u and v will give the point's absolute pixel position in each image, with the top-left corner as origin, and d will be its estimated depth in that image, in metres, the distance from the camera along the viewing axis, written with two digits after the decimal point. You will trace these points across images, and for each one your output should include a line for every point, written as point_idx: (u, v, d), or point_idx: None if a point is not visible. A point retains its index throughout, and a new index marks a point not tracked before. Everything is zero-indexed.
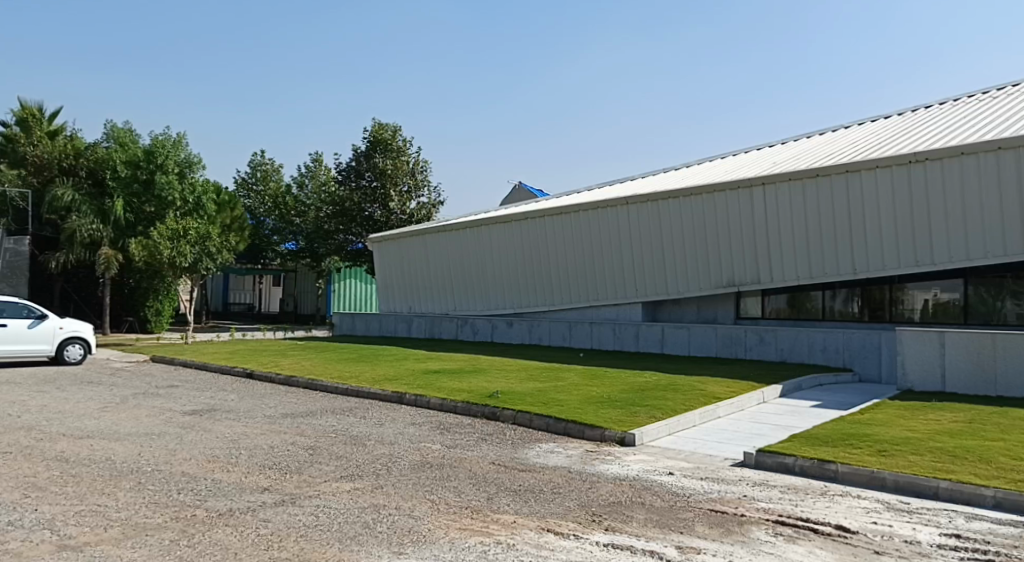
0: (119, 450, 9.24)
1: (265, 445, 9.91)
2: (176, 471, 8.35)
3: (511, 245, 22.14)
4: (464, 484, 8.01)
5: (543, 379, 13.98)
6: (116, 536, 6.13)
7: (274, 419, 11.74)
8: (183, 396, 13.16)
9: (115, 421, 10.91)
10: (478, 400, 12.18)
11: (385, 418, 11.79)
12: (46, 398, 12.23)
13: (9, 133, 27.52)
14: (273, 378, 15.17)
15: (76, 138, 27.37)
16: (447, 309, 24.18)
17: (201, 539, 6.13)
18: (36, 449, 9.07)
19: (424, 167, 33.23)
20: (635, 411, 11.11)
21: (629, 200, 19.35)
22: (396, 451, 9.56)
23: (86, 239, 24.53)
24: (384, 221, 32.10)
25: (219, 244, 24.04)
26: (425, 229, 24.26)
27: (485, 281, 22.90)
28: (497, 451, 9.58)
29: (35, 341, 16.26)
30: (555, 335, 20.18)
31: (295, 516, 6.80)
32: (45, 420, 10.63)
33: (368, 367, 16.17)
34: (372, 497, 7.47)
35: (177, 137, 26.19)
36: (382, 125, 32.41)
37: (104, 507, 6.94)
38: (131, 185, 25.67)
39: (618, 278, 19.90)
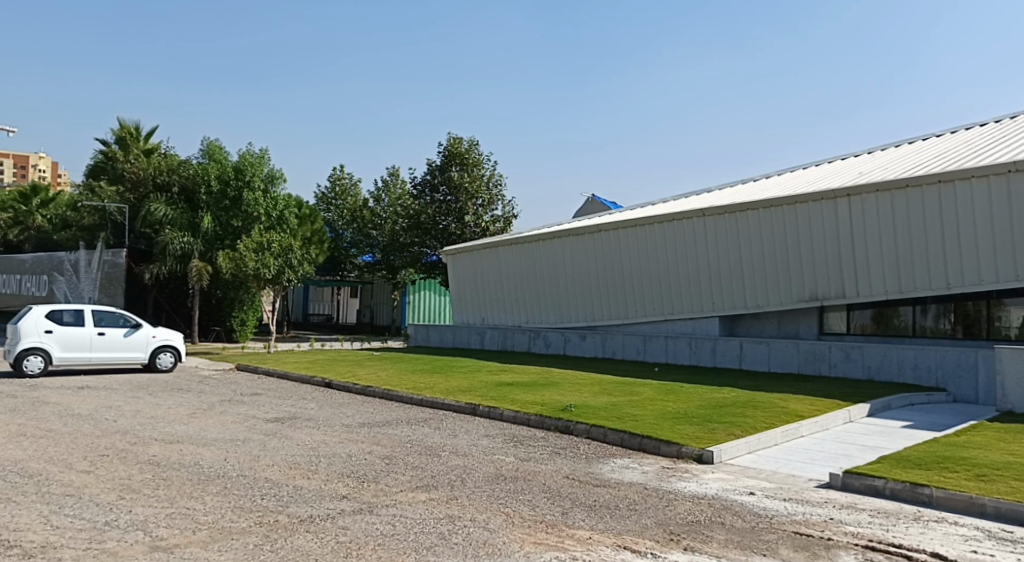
0: (207, 455, 9.62)
1: (343, 453, 10.13)
2: (260, 477, 8.62)
3: (585, 258, 22.05)
4: (539, 497, 7.98)
5: (618, 393, 13.83)
6: (204, 539, 6.36)
7: (352, 427, 11.99)
8: (266, 404, 13.59)
9: (202, 427, 11.35)
10: (551, 414, 12.13)
11: (459, 429, 11.88)
12: (140, 403, 12.83)
13: (112, 152, 29.74)
14: (351, 388, 15.51)
15: (170, 156, 28.64)
16: (520, 321, 24.23)
17: (284, 544, 6.30)
18: (130, 452, 9.52)
19: (499, 180, 33.46)
20: (713, 428, 10.85)
21: (706, 212, 19.01)
22: (470, 463, 9.62)
23: (177, 252, 25.77)
24: (459, 234, 32.56)
25: (301, 256, 24.78)
26: (499, 241, 24.41)
27: (558, 293, 22.86)
28: (572, 465, 9.51)
29: (131, 349, 17.09)
30: (629, 349, 19.96)
31: (373, 525, 6.91)
32: (139, 425, 11.16)
33: (442, 378, 16.34)
34: (447, 508, 7.52)
35: (262, 153, 26.93)
36: (458, 139, 32.76)
37: (192, 510, 7.23)
38: (221, 200, 26.73)
39: (695, 291, 19.54)
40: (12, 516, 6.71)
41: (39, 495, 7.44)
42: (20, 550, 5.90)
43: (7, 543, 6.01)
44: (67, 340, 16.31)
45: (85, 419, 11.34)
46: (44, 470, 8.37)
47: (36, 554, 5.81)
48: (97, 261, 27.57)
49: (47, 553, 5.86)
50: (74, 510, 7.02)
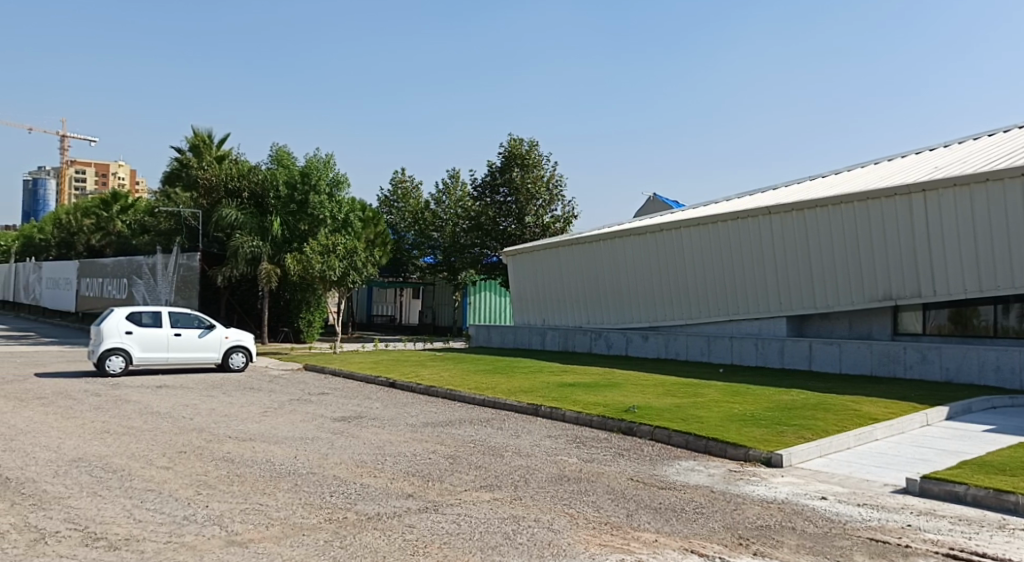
0: (278, 453, 9.89)
1: (408, 452, 10.27)
2: (329, 474, 8.82)
3: (647, 257, 21.84)
4: (603, 499, 7.94)
5: (682, 395, 13.64)
6: (277, 534, 6.54)
7: (416, 427, 12.15)
8: (333, 404, 13.89)
9: (273, 425, 11.69)
10: (614, 415, 12.04)
11: (521, 429, 11.92)
12: (214, 402, 13.28)
13: (186, 159, 31.09)
14: (414, 388, 15.72)
15: (241, 162, 29.57)
16: (581, 321, 24.16)
17: (352, 541, 6.42)
18: (206, 449, 9.86)
19: (559, 180, 33.40)
20: (782, 431, 10.60)
21: (772, 210, 18.62)
22: (534, 463, 9.62)
23: (248, 255, 26.56)
24: (519, 235, 32.67)
25: (365, 258, 25.25)
26: (559, 242, 24.39)
27: (620, 293, 22.70)
28: (636, 467, 9.43)
29: (205, 349, 17.72)
30: (692, 350, 19.65)
31: (438, 524, 6.99)
32: (214, 423, 11.56)
33: (504, 378, 16.40)
34: (512, 508, 7.55)
35: (327, 158, 27.45)
36: (518, 140, 32.81)
37: (265, 506, 7.44)
38: (289, 204, 27.42)
39: (761, 291, 19.13)
40: (98, 510, 7.04)
41: (122, 489, 7.78)
42: (106, 541, 6.17)
43: (94, 535, 6.30)
44: (146, 341, 16.99)
45: (163, 417, 11.80)
46: (126, 465, 8.75)
47: (121, 546, 6.07)
48: (173, 264, 28.63)
49: (130, 545, 6.12)
50: (155, 505, 7.31)
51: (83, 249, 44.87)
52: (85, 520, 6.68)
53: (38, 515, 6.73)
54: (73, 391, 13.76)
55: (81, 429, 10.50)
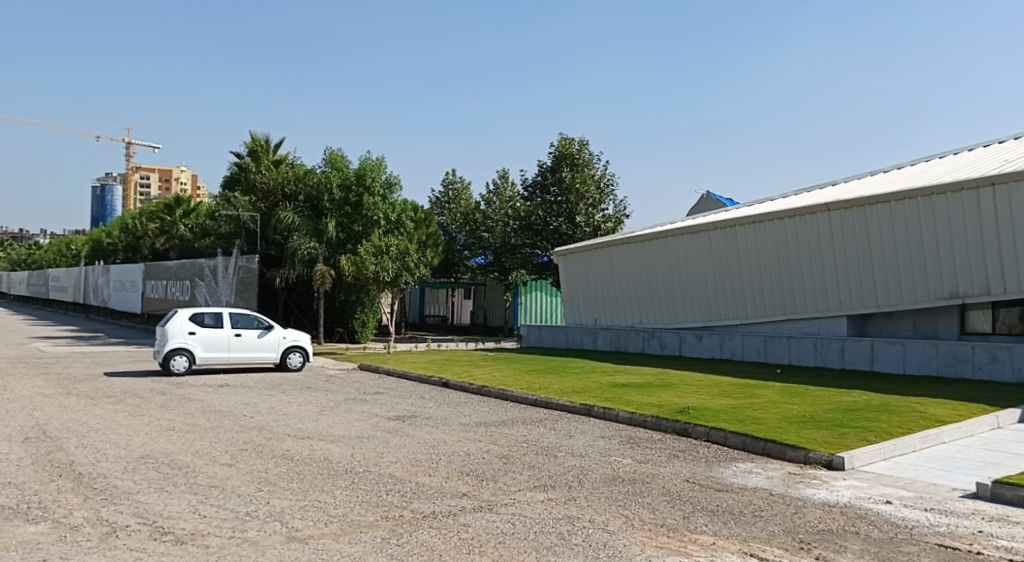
0: (335, 451, 10.07)
1: (462, 452, 10.34)
2: (385, 473, 8.94)
3: (700, 256, 21.55)
4: (659, 501, 7.87)
5: (738, 396, 13.41)
6: (336, 531, 6.67)
7: (469, 426, 12.23)
8: (387, 403, 14.09)
9: (330, 424, 11.91)
10: (668, 416, 11.92)
11: (575, 429, 11.88)
12: (273, 401, 13.59)
13: (246, 164, 31.92)
14: (467, 387, 15.82)
15: (297, 165, 30.24)
16: (633, 321, 23.96)
17: (409, 539, 6.50)
18: (266, 447, 10.11)
19: (610, 179, 33.24)
20: (844, 433, 10.34)
21: (831, 206, 18.18)
22: (587, 464, 9.59)
23: (305, 257, 27.11)
24: (570, 235, 32.60)
25: (417, 259, 25.54)
26: (611, 241, 24.23)
27: (673, 293, 22.45)
28: (692, 469, 9.31)
29: (264, 349, 18.15)
30: (749, 350, 19.28)
31: (493, 523, 7.02)
32: (274, 421, 11.83)
33: (556, 378, 16.37)
34: (566, 509, 7.54)
35: (380, 160, 27.87)
36: (569, 140, 32.70)
37: (324, 503, 7.59)
38: (344, 206, 27.91)
39: (819, 290, 18.69)
40: (165, 505, 7.27)
41: (187, 485, 8.03)
42: (173, 536, 6.37)
43: (162, 529, 6.52)
44: (208, 341, 17.48)
45: (225, 415, 12.13)
46: (191, 462, 9.02)
47: (187, 540, 6.27)
48: (233, 266, 29.33)
49: (196, 540, 6.31)
50: (219, 500, 7.53)
51: (148, 252, 46.46)
52: (153, 515, 6.91)
53: (109, 509, 6.99)
54: (141, 390, 14.25)
55: (148, 426, 10.88)
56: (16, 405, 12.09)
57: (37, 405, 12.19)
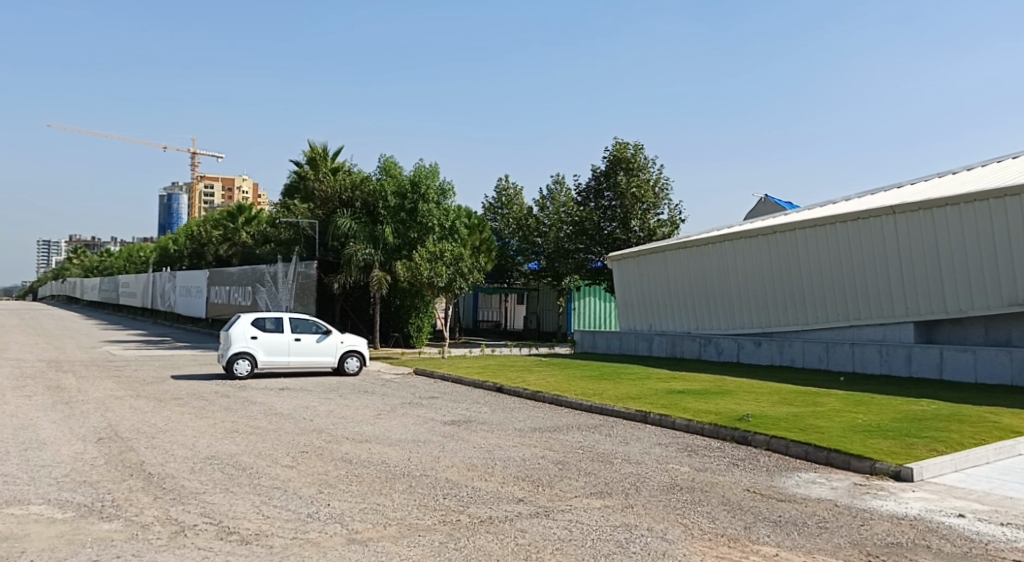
0: (393, 455, 10.20)
1: (517, 457, 10.36)
2: (442, 477, 9.02)
3: (758, 261, 21.17)
4: (719, 510, 7.73)
5: (799, 404, 13.11)
6: (394, 534, 6.75)
7: (524, 432, 12.23)
8: (443, 407, 14.21)
9: (388, 428, 12.09)
10: (726, 423, 11.72)
11: (630, 436, 11.78)
12: (331, 404, 13.86)
13: (305, 172, 32.66)
14: (521, 393, 15.86)
15: (353, 173, 30.70)
16: (689, 327, 23.64)
17: (467, 543, 6.53)
18: (326, 449, 10.31)
19: (665, 184, 32.97)
20: (912, 443, 10.01)
21: (896, 209, 17.66)
22: (644, 471, 9.49)
23: (361, 263, 27.54)
24: (624, 240, 32.38)
25: (471, 265, 25.69)
26: (666, 245, 24.00)
27: (730, 298, 22.09)
28: (752, 478, 9.13)
29: (322, 354, 18.51)
30: (810, 357, 18.81)
31: (550, 529, 7.00)
32: (333, 424, 12.05)
33: (610, 385, 16.26)
34: (624, 516, 7.48)
35: (434, 166, 28.14)
36: (624, 144, 32.55)
37: (382, 505, 7.69)
38: (399, 213, 28.25)
39: (884, 294, 18.17)
40: (230, 505, 7.47)
41: (251, 486, 8.24)
42: (239, 536, 6.54)
43: (227, 529, 6.69)
44: (269, 346, 17.91)
45: (286, 418, 12.41)
46: (254, 463, 9.25)
47: (252, 540, 6.42)
48: (292, 273, 29.96)
49: (261, 540, 6.46)
50: (281, 501, 7.69)
51: (212, 258, 47.87)
52: (219, 515, 7.11)
53: (177, 509, 7.22)
54: (205, 392, 14.70)
55: (213, 428, 11.20)
56: (90, 407, 12.59)
57: (109, 406, 12.67)
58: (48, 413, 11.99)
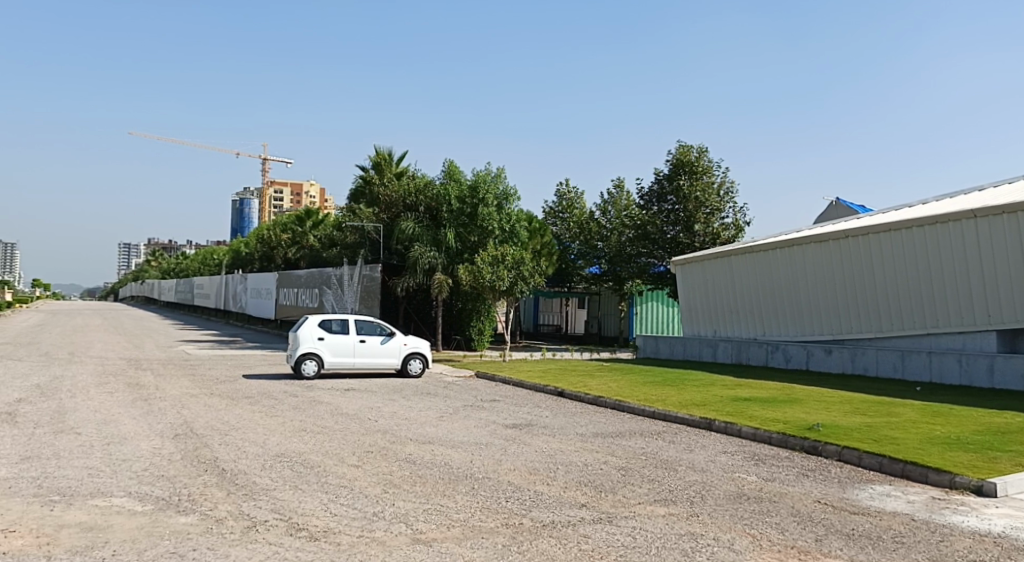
0: (455, 457, 10.27)
1: (579, 462, 10.29)
2: (504, 480, 9.03)
3: (829, 266, 20.59)
4: (788, 521, 7.52)
5: (873, 414, 12.66)
6: (458, 535, 6.79)
7: (586, 437, 12.15)
8: (505, 411, 14.24)
9: (450, 430, 12.18)
10: (795, 432, 11.40)
11: (694, 443, 11.58)
12: (395, 405, 14.05)
13: (370, 177, 33.45)
14: (583, 397, 15.78)
15: (417, 178, 31.10)
16: (756, 333, 23.15)
17: (530, 547, 6.53)
18: (390, 449, 10.45)
19: (730, 188, 32.39)
20: (995, 457, 9.55)
21: (978, 212, 17.00)
22: (709, 480, 9.30)
23: (425, 266, 27.90)
24: (687, 244, 31.87)
25: (532, 268, 25.77)
26: (732, 250, 23.57)
27: (799, 304, 21.54)
28: (822, 489, 8.86)
29: (386, 356, 18.80)
30: (883, 366, 18.15)
31: (613, 535, 6.94)
32: (397, 425, 12.21)
33: (673, 391, 16.01)
34: (689, 525, 7.35)
35: (496, 171, 28.26)
36: (688, 147, 32.12)
37: (446, 507, 7.74)
38: (460, 217, 28.48)
39: (964, 302, 17.45)
40: (300, 502, 7.65)
41: (318, 484, 8.41)
42: (307, 532, 6.68)
43: (296, 525, 6.84)
44: (335, 347, 18.28)
45: (352, 418, 12.62)
46: (321, 462, 9.46)
47: (320, 537, 6.55)
48: (358, 275, 30.55)
49: (328, 537, 6.58)
50: (348, 500, 7.83)
51: (281, 261, 49.27)
52: (289, 511, 7.28)
53: (249, 504, 7.42)
54: (274, 392, 15.10)
55: (282, 426, 11.49)
56: (167, 404, 13.09)
57: (185, 404, 13.14)
58: (129, 409, 12.51)
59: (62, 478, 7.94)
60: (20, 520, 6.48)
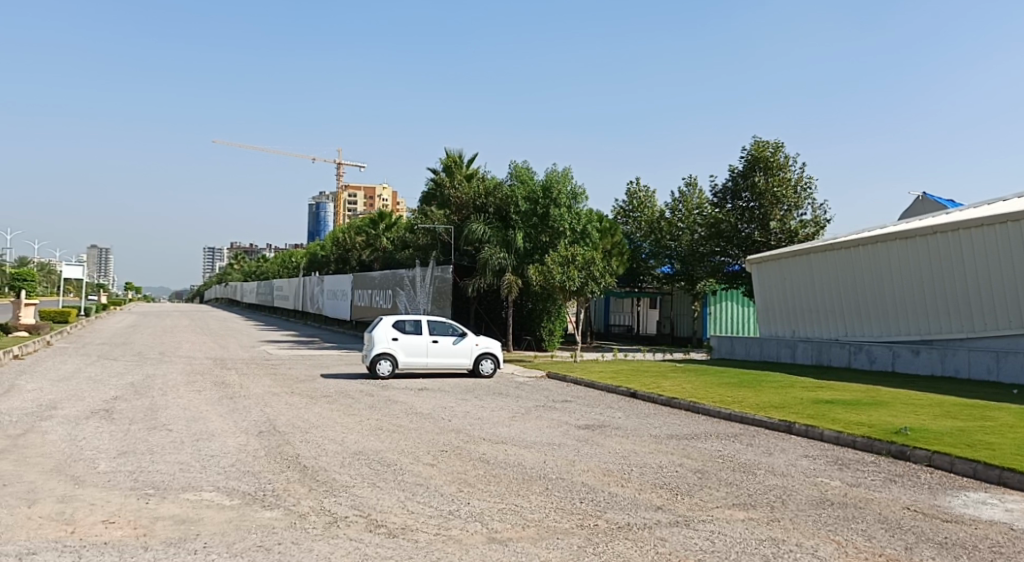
0: (528, 457, 10.28)
1: (654, 464, 10.15)
2: (578, 481, 8.99)
3: (915, 264, 19.76)
4: (875, 528, 7.24)
5: (966, 417, 12.07)
6: (533, 535, 6.80)
7: (660, 439, 11.98)
8: (577, 411, 14.18)
9: (523, 430, 12.21)
10: (881, 436, 10.97)
11: (774, 446, 11.28)
12: (468, 405, 14.20)
13: (441, 179, 33.99)
14: (656, 398, 15.56)
15: (487, 179, 31.42)
16: (838, 333, 22.37)
17: (606, 548, 6.47)
18: (464, 449, 10.56)
19: (808, 183, 31.45)
20: None
21: None
22: (790, 484, 9.02)
23: (496, 267, 28.06)
24: (763, 242, 31.10)
25: (603, 268, 25.56)
26: (811, 248, 22.83)
27: (883, 304, 20.74)
28: (912, 495, 8.48)
29: (458, 355, 19.00)
30: (976, 368, 17.26)
31: (691, 539, 6.81)
32: (471, 425, 12.32)
33: (750, 392, 15.62)
34: (770, 530, 7.17)
35: (566, 171, 28.01)
36: (763, 143, 31.38)
37: (521, 507, 7.76)
38: (530, 218, 28.46)
39: None
40: (378, 499, 7.79)
41: (395, 482, 8.54)
42: (387, 529, 6.80)
43: (376, 522, 6.97)
44: (409, 347, 18.58)
45: (426, 417, 12.81)
46: (398, 460, 9.60)
47: (398, 534, 6.65)
48: (429, 276, 30.93)
49: (406, 534, 6.68)
50: (424, 498, 7.95)
51: (356, 263, 50.44)
52: (368, 508, 7.42)
53: (330, 500, 7.62)
54: (351, 391, 15.43)
55: (360, 425, 11.72)
56: (252, 402, 13.55)
57: (267, 401, 13.59)
58: (216, 407, 13.00)
59: (156, 472, 8.31)
60: (118, 511, 6.81)
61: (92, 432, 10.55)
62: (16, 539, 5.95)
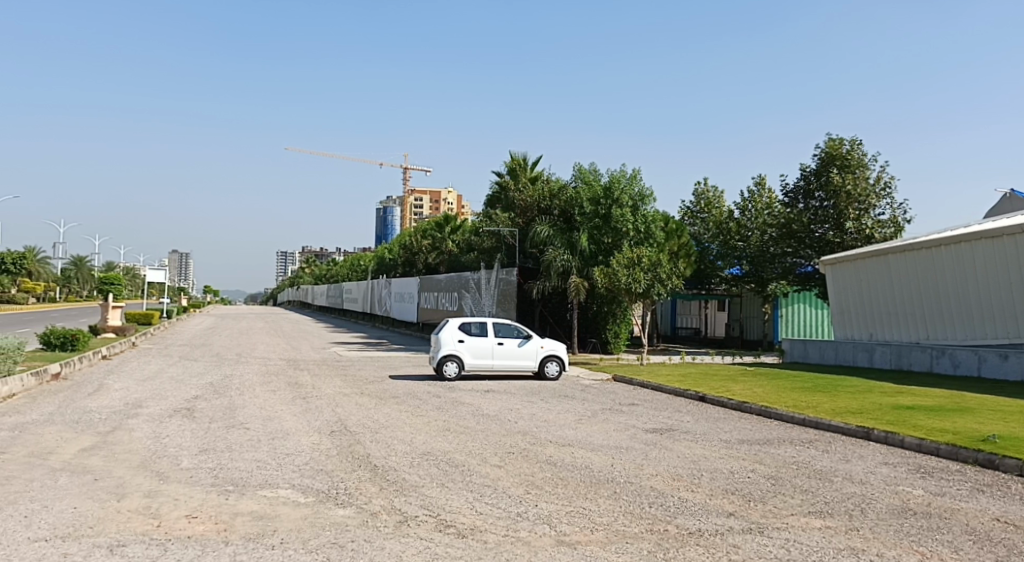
0: (595, 460, 10.21)
1: (725, 469, 9.93)
2: (647, 485, 8.88)
3: (1002, 264, 18.84)
4: (962, 539, 6.90)
5: None
6: (602, 539, 6.73)
7: (731, 444, 11.71)
8: (645, 415, 14.01)
9: (591, 433, 12.12)
10: (967, 444, 10.48)
11: (852, 453, 10.90)
12: (535, 407, 14.19)
13: (505, 181, 34.22)
14: (725, 403, 15.23)
15: (552, 181, 31.66)
16: (918, 336, 21.50)
17: (677, 554, 6.37)
18: (531, 451, 10.56)
19: (886, 181, 30.33)
20: None
21: None
22: (870, 492, 8.70)
23: (560, 269, 28.03)
24: (837, 242, 30.10)
25: (669, 270, 25.18)
26: (889, 249, 22.01)
27: (968, 306, 19.84)
28: (1002, 506, 8.06)
29: (524, 358, 19.07)
30: None
31: (766, 547, 6.64)
32: (538, 427, 12.30)
33: (825, 397, 15.16)
34: (849, 539, 6.93)
35: (631, 172, 27.79)
36: (838, 140, 30.50)
37: (589, 510, 7.70)
38: (593, 219, 28.26)
39: None
40: (446, 499, 7.87)
41: (463, 482, 8.61)
42: (456, 529, 6.85)
43: (445, 522, 7.03)
44: (476, 349, 18.72)
45: (494, 419, 12.85)
46: (466, 461, 9.67)
47: (467, 534, 6.69)
48: (494, 279, 31.12)
49: (475, 535, 6.71)
50: (493, 499, 7.98)
51: (422, 266, 51.26)
52: (437, 508, 7.49)
53: (400, 500, 7.70)
54: (419, 392, 15.63)
55: (427, 426, 11.85)
56: (324, 402, 13.87)
57: (339, 402, 13.90)
58: (290, 406, 13.35)
59: (235, 469, 8.59)
60: (200, 507, 7.05)
61: (175, 429, 10.98)
62: (106, 531, 6.23)
